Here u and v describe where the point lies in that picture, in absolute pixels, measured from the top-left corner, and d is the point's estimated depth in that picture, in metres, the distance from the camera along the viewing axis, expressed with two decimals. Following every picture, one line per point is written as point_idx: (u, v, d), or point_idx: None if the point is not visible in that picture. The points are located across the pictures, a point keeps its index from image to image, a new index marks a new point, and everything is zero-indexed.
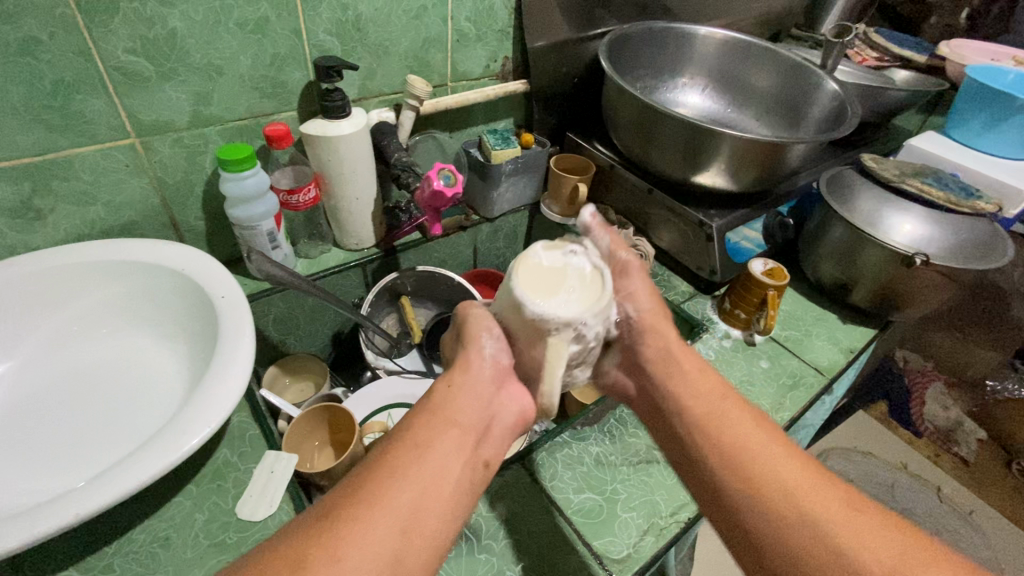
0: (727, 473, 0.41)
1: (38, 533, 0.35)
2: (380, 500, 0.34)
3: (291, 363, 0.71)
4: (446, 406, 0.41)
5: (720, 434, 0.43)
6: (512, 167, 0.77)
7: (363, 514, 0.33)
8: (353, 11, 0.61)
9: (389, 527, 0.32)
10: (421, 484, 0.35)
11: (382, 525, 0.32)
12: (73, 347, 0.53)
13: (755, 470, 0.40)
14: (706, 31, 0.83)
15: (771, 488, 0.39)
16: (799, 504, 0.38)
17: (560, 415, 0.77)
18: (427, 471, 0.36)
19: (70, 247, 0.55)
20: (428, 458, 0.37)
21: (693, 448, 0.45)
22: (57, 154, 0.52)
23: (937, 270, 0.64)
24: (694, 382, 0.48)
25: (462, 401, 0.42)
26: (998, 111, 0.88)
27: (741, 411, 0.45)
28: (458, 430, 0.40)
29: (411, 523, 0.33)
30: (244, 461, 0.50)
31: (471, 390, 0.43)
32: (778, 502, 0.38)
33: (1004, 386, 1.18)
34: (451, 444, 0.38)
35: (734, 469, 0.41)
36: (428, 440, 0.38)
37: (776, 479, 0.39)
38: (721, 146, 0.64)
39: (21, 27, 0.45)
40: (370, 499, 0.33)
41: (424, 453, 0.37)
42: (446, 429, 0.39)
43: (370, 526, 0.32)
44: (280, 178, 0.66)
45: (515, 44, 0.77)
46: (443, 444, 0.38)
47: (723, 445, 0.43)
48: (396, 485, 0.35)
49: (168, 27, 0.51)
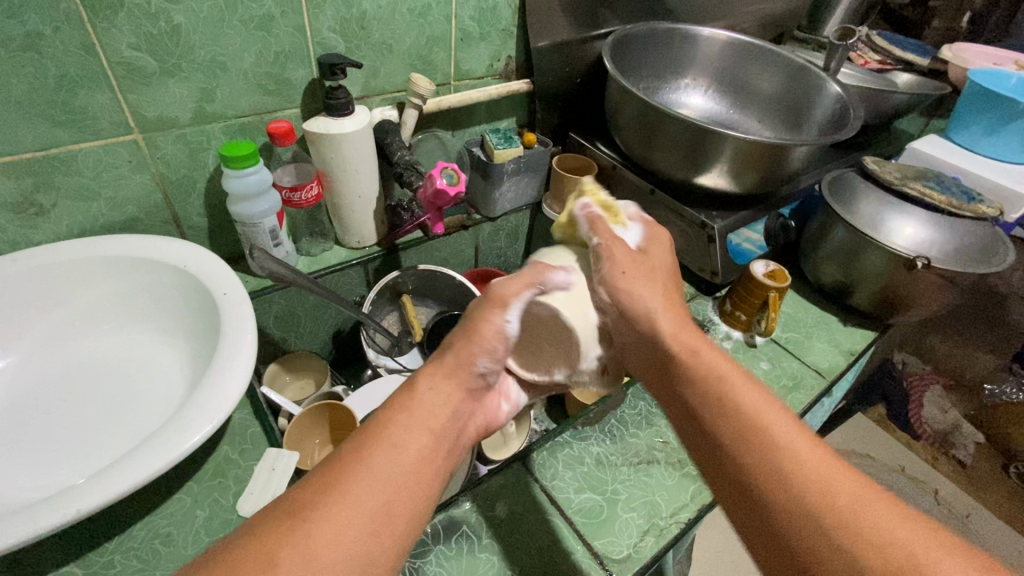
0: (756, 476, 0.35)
1: (40, 529, 0.35)
2: (347, 502, 0.32)
3: (292, 360, 0.72)
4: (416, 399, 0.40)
5: (729, 405, 0.39)
6: (514, 167, 0.77)
7: (328, 515, 0.31)
8: (357, 9, 0.61)
9: (354, 529, 0.31)
10: (390, 483, 0.34)
11: (337, 526, 0.30)
12: (74, 342, 0.53)
13: (766, 442, 0.36)
14: (710, 33, 0.83)
15: (780, 464, 0.35)
16: (810, 486, 0.33)
17: (560, 415, 0.77)
18: (387, 465, 0.34)
19: (71, 243, 0.54)
20: (399, 456, 0.35)
21: (700, 418, 0.40)
22: (60, 149, 0.52)
23: (938, 273, 0.64)
24: (708, 352, 0.43)
25: (436, 400, 0.40)
26: (1000, 116, 0.88)
27: (758, 385, 0.40)
28: (431, 427, 0.38)
29: (378, 522, 0.32)
30: (245, 458, 0.50)
31: (447, 384, 0.42)
32: (785, 477, 0.34)
33: (1002, 390, 1.19)
34: (423, 439, 0.37)
35: (748, 439, 0.36)
36: (401, 438, 0.36)
37: (813, 486, 0.33)
38: (723, 147, 0.64)
39: (25, 21, 0.45)
40: (336, 500, 0.31)
41: (388, 443, 0.35)
42: (422, 431, 0.37)
43: (336, 529, 0.30)
44: (283, 175, 0.65)
45: (519, 43, 0.77)
46: (415, 440, 0.36)
47: (731, 416, 0.38)
48: (362, 483, 0.33)
49: (172, 23, 0.51)
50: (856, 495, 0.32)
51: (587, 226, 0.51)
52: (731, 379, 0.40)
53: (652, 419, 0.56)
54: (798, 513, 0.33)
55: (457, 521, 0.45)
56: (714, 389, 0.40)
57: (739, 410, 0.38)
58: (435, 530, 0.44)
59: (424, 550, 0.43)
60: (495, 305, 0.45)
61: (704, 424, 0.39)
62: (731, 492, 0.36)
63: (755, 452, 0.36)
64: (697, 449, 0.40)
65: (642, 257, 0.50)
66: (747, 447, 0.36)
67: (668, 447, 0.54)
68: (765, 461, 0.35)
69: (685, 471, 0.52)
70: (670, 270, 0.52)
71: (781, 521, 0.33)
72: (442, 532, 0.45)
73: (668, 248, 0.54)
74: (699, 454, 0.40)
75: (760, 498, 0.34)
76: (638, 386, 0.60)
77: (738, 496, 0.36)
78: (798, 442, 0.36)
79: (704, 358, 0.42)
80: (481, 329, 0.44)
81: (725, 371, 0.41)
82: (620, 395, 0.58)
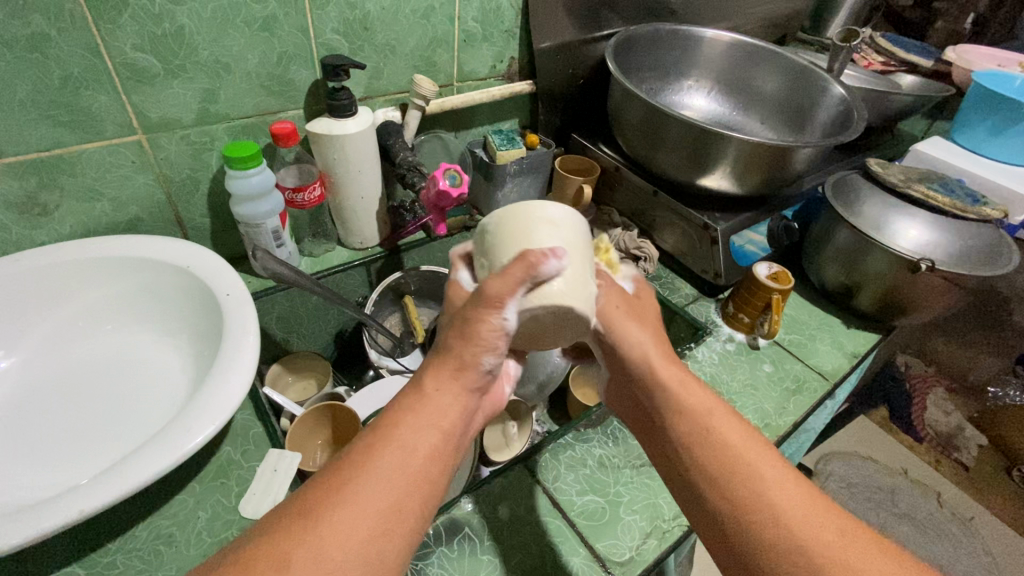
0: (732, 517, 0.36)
1: (43, 530, 0.35)
2: (352, 508, 0.31)
3: (294, 361, 0.71)
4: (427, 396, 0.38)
5: (708, 443, 0.39)
6: (517, 168, 0.77)
7: (334, 519, 0.31)
8: (361, 10, 0.61)
9: (359, 536, 0.30)
10: (397, 486, 0.33)
11: (346, 529, 0.30)
12: (76, 342, 0.53)
13: (755, 479, 0.36)
14: (713, 34, 0.83)
15: (769, 504, 0.35)
16: (799, 525, 0.34)
17: (562, 416, 0.77)
18: (395, 464, 0.34)
19: (75, 243, 0.55)
20: (409, 457, 0.34)
21: (679, 454, 0.40)
22: (64, 149, 0.52)
23: (942, 276, 0.64)
24: (690, 387, 0.43)
25: (443, 400, 0.37)
26: (1004, 118, 0.88)
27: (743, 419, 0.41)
28: (441, 427, 0.36)
29: (383, 529, 0.31)
30: (247, 459, 0.50)
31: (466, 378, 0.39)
32: (774, 517, 0.34)
33: (1005, 392, 1.17)
34: (433, 441, 0.36)
35: (723, 480, 0.37)
36: (410, 438, 0.35)
37: (786, 530, 0.34)
38: (726, 148, 0.64)
39: (30, 23, 0.45)
40: (341, 504, 0.31)
41: (397, 444, 0.35)
42: (431, 430, 0.36)
43: (339, 537, 0.30)
44: (285, 176, 0.66)
45: (522, 45, 0.77)
46: (425, 441, 0.35)
47: (720, 452, 0.38)
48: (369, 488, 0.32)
49: (176, 25, 0.51)
50: (842, 533, 0.34)
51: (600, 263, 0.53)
52: (717, 413, 0.41)
53: None
54: (788, 553, 0.33)
55: (459, 522, 0.45)
56: (701, 423, 0.40)
57: (727, 446, 0.38)
58: (437, 532, 0.44)
59: (426, 551, 0.43)
60: (487, 306, 0.38)
61: (687, 461, 0.40)
62: (720, 529, 0.37)
63: (744, 490, 0.36)
64: (683, 483, 0.40)
65: (635, 299, 0.50)
66: (723, 487, 0.37)
67: None
68: (754, 499, 0.35)
69: None
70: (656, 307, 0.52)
71: (771, 561, 0.33)
72: (444, 533, 0.44)
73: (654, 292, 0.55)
74: (685, 489, 0.40)
75: (737, 539, 0.35)
76: None
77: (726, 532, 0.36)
78: (785, 479, 0.36)
79: (690, 391, 0.43)
80: (479, 334, 0.38)
81: (709, 406, 0.41)
82: None
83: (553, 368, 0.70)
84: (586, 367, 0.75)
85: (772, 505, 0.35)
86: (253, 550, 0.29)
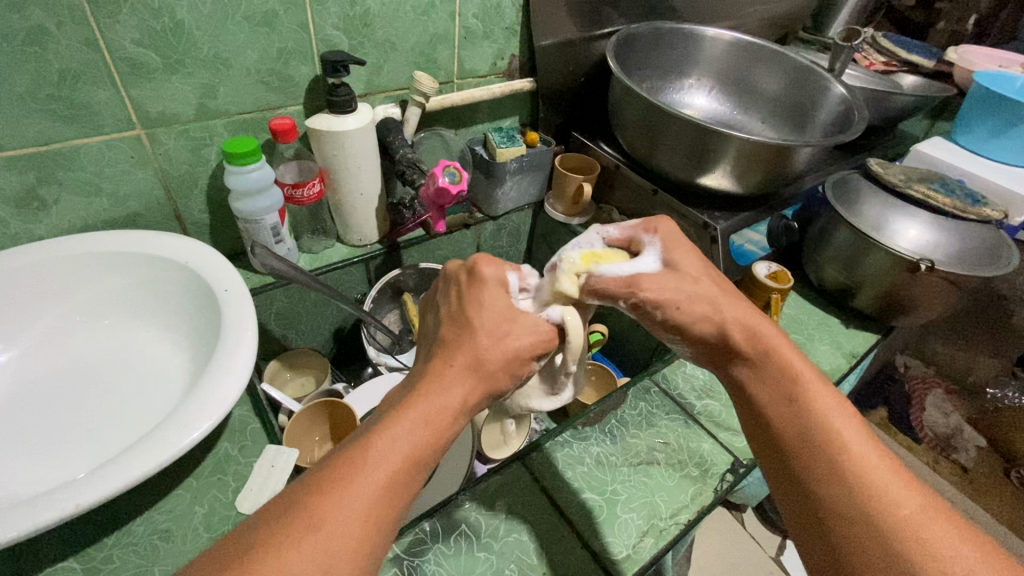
0: (824, 481, 0.36)
1: (37, 525, 0.35)
2: (345, 505, 0.31)
3: (293, 358, 0.72)
4: (430, 390, 0.37)
5: (802, 406, 0.39)
6: (516, 166, 0.77)
7: (329, 515, 0.30)
8: (361, 6, 0.61)
9: (349, 533, 0.30)
10: (384, 485, 0.32)
11: (344, 524, 0.30)
12: (73, 337, 0.53)
13: (836, 452, 0.36)
14: (714, 33, 0.83)
15: (848, 479, 0.35)
16: (889, 493, 0.34)
17: (560, 415, 0.78)
18: (394, 461, 0.33)
19: (73, 237, 0.55)
20: (402, 455, 0.34)
21: (768, 416, 0.40)
22: (62, 144, 0.52)
23: (942, 276, 0.63)
24: (785, 352, 0.41)
25: (446, 393, 0.37)
26: (1006, 118, 0.88)
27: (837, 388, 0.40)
28: (434, 426, 0.36)
29: (373, 526, 0.31)
30: (244, 455, 0.50)
31: (464, 385, 0.38)
32: (863, 487, 0.34)
33: (1006, 394, 1.19)
34: (424, 440, 0.35)
35: (813, 445, 0.37)
36: (402, 435, 0.34)
37: (886, 496, 0.33)
38: (728, 147, 0.64)
39: (28, 16, 0.45)
40: (331, 499, 0.31)
41: (397, 440, 0.34)
42: (423, 427, 0.35)
43: (335, 534, 0.30)
44: (284, 172, 0.65)
45: (522, 42, 0.76)
46: (416, 440, 0.34)
47: (804, 422, 0.38)
48: (359, 483, 0.32)
49: (175, 19, 0.51)
50: (926, 510, 0.33)
51: (597, 296, 0.44)
52: (806, 381, 0.40)
53: (652, 419, 0.56)
54: (857, 526, 0.33)
55: (455, 520, 0.45)
56: (787, 389, 0.40)
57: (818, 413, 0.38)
58: (433, 528, 0.44)
59: (422, 548, 0.43)
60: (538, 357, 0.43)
61: (781, 423, 0.39)
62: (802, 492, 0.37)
63: (821, 461, 0.36)
64: (767, 442, 0.40)
65: (671, 274, 0.45)
66: (818, 454, 0.37)
67: (668, 448, 0.54)
68: (830, 470, 0.36)
69: (684, 472, 0.52)
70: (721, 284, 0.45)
71: (839, 530, 0.34)
72: (441, 531, 0.44)
73: (684, 241, 0.47)
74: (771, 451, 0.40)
75: (823, 507, 0.35)
76: (639, 386, 0.60)
77: (798, 496, 0.37)
78: (868, 451, 0.36)
79: (775, 358, 0.41)
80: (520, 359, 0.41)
81: (804, 372, 0.41)
82: (621, 396, 0.58)
83: None
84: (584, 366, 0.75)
85: (871, 479, 0.34)
86: (251, 541, 0.29)
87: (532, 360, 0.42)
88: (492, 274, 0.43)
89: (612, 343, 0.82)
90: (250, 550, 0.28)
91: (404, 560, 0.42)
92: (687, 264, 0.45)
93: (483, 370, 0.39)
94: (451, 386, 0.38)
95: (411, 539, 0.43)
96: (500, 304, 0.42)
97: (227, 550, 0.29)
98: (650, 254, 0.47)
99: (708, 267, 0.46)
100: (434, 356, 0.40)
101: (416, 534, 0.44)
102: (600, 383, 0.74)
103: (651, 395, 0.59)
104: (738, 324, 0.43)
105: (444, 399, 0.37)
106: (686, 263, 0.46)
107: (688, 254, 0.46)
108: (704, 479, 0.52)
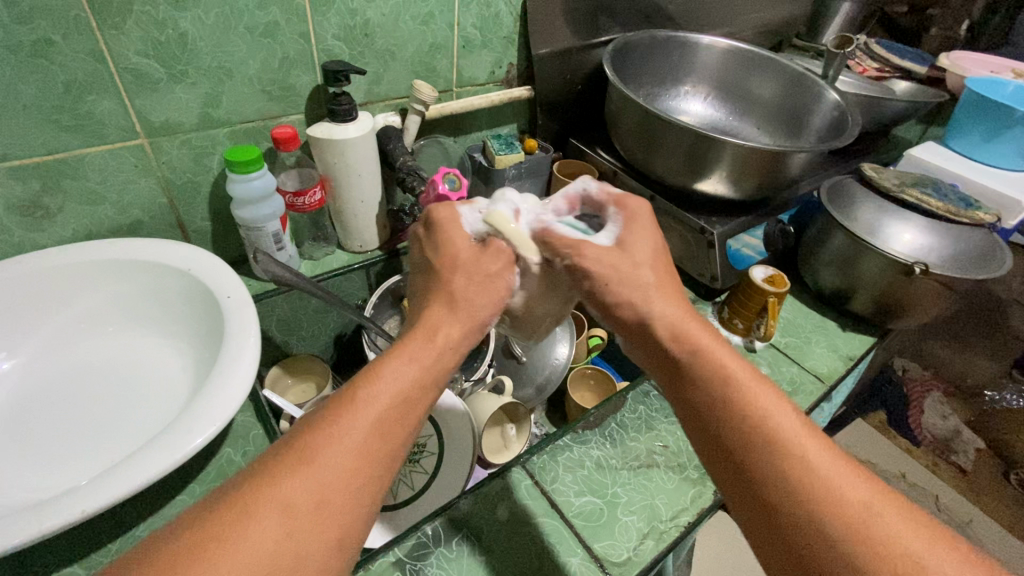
0: (781, 482, 0.34)
1: (44, 530, 0.36)
2: (337, 440, 0.32)
3: (294, 364, 0.71)
4: (416, 333, 0.39)
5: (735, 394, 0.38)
6: (515, 172, 0.78)
7: (320, 450, 0.32)
8: (361, 16, 0.62)
9: (342, 466, 0.31)
10: (374, 420, 0.34)
11: (336, 458, 0.32)
12: (79, 344, 0.54)
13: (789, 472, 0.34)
14: (709, 41, 0.84)
15: (796, 480, 0.34)
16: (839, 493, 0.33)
17: (560, 419, 0.78)
18: (385, 397, 0.35)
19: (76, 246, 0.55)
20: (390, 390, 0.35)
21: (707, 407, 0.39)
22: (68, 153, 0.53)
23: (936, 280, 0.64)
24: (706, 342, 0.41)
25: (436, 336, 0.39)
26: (997, 123, 0.89)
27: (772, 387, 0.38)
28: (420, 362, 0.37)
29: (367, 459, 0.32)
30: (247, 461, 0.51)
31: (450, 325, 0.40)
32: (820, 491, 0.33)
33: (1003, 396, 1.22)
34: (415, 376, 0.36)
35: (756, 443, 0.36)
36: (390, 372, 0.36)
37: (839, 497, 0.33)
38: (722, 153, 0.65)
39: (35, 29, 0.46)
40: (324, 435, 0.32)
41: (386, 379, 0.36)
42: (410, 365, 0.37)
43: (326, 468, 0.31)
44: (286, 179, 0.67)
45: (521, 51, 0.78)
46: (405, 376, 0.36)
47: (736, 411, 0.37)
48: (349, 419, 0.33)
49: (179, 31, 0.52)
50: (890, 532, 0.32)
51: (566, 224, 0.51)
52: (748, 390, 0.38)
53: (652, 422, 0.56)
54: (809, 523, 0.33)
55: (457, 524, 0.45)
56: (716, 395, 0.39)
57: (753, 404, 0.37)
58: (435, 532, 0.45)
59: (425, 552, 0.43)
60: (504, 265, 0.45)
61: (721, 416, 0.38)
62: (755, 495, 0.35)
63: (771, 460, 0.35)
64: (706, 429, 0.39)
65: (618, 249, 0.45)
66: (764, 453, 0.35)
67: (668, 451, 0.54)
68: (782, 484, 0.34)
69: (684, 475, 0.52)
70: (655, 269, 0.45)
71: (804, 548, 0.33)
72: (443, 534, 0.45)
73: (652, 230, 0.47)
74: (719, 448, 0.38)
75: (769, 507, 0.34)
76: (638, 390, 0.60)
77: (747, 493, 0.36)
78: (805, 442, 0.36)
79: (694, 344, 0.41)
80: (495, 285, 0.44)
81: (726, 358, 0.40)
82: (620, 400, 0.58)
83: (550, 370, 0.73)
84: (584, 370, 0.76)
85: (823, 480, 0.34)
86: (248, 481, 0.30)
87: (499, 274, 0.44)
88: (447, 214, 0.46)
89: (610, 348, 0.83)
90: (249, 490, 0.30)
91: (406, 564, 0.42)
92: (637, 238, 0.46)
93: (465, 306, 0.42)
94: (436, 325, 0.40)
95: (414, 543, 0.43)
96: (467, 238, 0.46)
97: (227, 489, 0.30)
98: (609, 232, 0.47)
99: (656, 256, 0.46)
100: (418, 308, 0.43)
101: (418, 538, 0.44)
102: (599, 386, 0.75)
103: (650, 399, 0.59)
104: (661, 317, 0.42)
105: (431, 341, 0.39)
106: (639, 237, 0.46)
107: (646, 239, 0.46)
108: (704, 482, 0.52)
